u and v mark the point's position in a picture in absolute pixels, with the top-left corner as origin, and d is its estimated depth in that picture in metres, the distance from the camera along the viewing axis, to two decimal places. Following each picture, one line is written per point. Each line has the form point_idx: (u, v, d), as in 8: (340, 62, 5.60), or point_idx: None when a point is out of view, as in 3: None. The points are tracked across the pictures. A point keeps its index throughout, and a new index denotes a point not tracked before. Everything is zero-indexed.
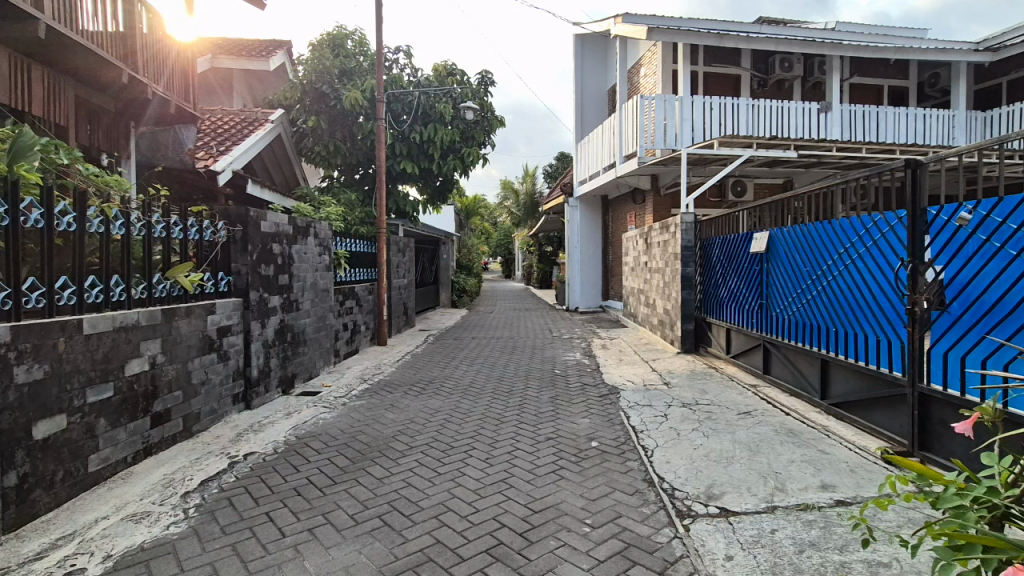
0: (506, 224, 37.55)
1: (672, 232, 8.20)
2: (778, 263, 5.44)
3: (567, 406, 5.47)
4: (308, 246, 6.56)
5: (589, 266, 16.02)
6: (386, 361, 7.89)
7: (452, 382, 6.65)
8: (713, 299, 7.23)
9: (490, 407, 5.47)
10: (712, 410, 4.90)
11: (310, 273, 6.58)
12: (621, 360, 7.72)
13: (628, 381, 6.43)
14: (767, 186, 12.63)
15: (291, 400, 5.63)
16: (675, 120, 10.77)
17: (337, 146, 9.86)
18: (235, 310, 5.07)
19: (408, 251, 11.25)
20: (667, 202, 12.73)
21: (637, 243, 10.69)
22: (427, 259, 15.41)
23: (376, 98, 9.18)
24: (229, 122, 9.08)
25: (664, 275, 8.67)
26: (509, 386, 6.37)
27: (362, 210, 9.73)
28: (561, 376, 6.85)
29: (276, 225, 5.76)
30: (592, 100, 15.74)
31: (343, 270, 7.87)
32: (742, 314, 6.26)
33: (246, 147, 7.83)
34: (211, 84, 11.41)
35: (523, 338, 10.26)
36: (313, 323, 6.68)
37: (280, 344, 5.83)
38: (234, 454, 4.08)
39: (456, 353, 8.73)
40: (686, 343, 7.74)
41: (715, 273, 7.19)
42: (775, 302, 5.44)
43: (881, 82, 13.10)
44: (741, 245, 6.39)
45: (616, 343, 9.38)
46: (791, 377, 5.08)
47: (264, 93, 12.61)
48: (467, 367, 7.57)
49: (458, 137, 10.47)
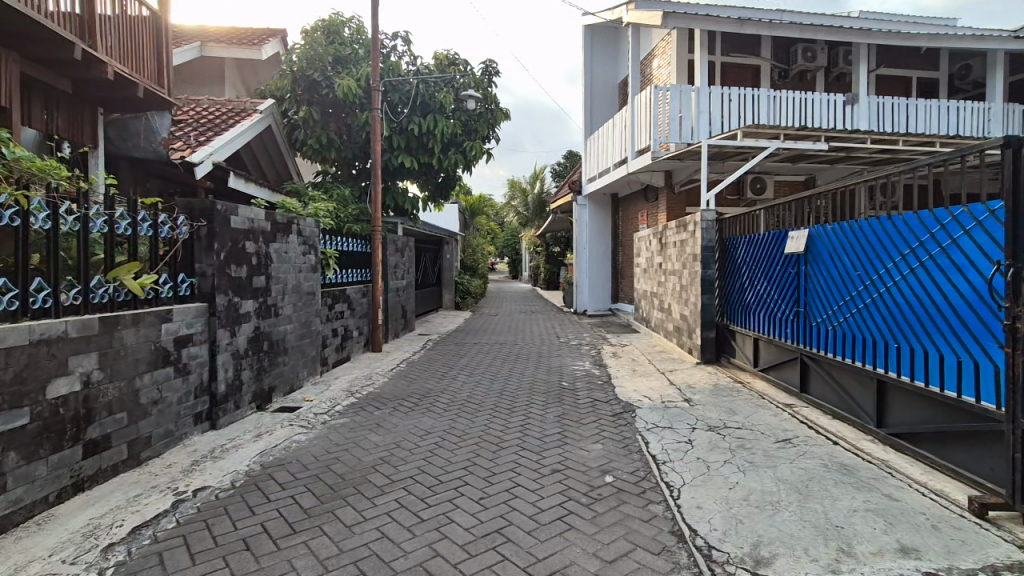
0: (514, 224, 36.94)
1: (690, 231, 7.52)
2: (818, 266, 4.77)
3: (575, 426, 4.81)
4: (290, 245, 5.94)
5: (598, 268, 15.34)
6: (378, 370, 7.26)
7: (448, 396, 6.01)
8: (737, 305, 6.56)
9: (489, 427, 4.82)
10: (745, 437, 4.23)
11: (292, 274, 5.96)
12: (634, 371, 7.05)
13: (643, 397, 5.77)
14: (788, 183, 11.93)
15: (265, 418, 5.01)
16: (690, 113, 10.17)
17: (331, 139, 9.24)
18: (197, 318, 4.45)
19: (407, 251, 10.62)
20: (681, 200, 12.05)
21: (651, 243, 10.02)
22: (429, 259, 14.75)
23: (371, 87, 8.55)
24: (215, 113, 8.51)
25: (681, 278, 7.99)
26: (511, 402, 5.72)
27: (357, 207, 9.11)
28: (569, 390, 6.19)
29: (250, 221, 5.14)
30: (602, 94, 15.05)
31: (333, 271, 7.25)
32: (773, 323, 5.59)
33: (226, 138, 7.25)
34: (201, 75, 10.82)
35: (529, 344, 9.61)
36: (295, 330, 6.05)
37: (254, 355, 5.21)
38: (182, 490, 3.46)
39: (455, 361, 8.09)
40: (706, 353, 7.06)
41: (740, 276, 6.51)
42: (814, 311, 4.77)
43: (910, 73, 12.34)
44: (770, 246, 5.73)
45: (629, 350, 8.71)
46: (836, 398, 4.42)
47: (257, 84, 12.02)
48: (466, 377, 6.93)
49: (460, 130, 9.82)
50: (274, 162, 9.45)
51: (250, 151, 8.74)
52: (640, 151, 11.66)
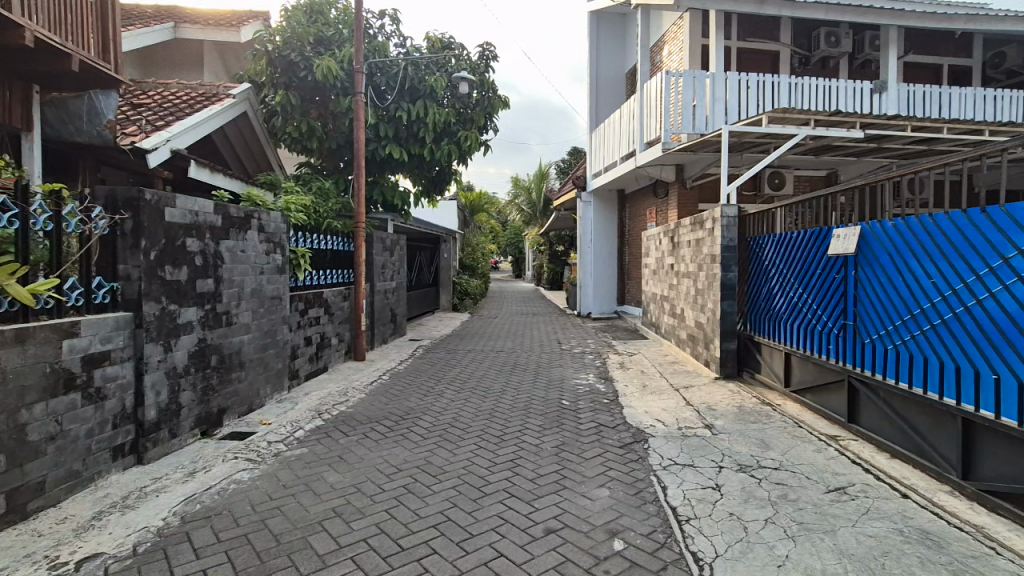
0: (517, 222, 36.13)
1: (708, 229, 6.70)
2: (868, 271, 3.98)
3: (576, 462, 4.00)
4: (249, 243, 5.15)
5: (603, 268, 14.57)
6: (356, 384, 6.47)
7: (431, 418, 5.21)
8: (764, 313, 5.77)
9: (472, 463, 4.02)
10: (788, 483, 3.41)
11: (249, 277, 5.16)
12: (645, 387, 6.24)
13: (657, 422, 4.95)
14: (809, 179, 11.09)
15: (208, 449, 4.21)
16: (705, 102, 9.37)
17: (312, 127, 8.44)
18: (118, 331, 3.66)
19: (396, 250, 9.83)
20: (695, 195, 11.18)
21: (662, 243, 9.19)
22: (424, 258, 13.96)
23: (354, 68, 7.75)
24: (182, 97, 7.74)
25: (696, 281, 7.16)
26: (503, 426, 4.93)
27: (339, 201, 8.32)
28: (571, 411, 5.38)
29: (194, 215, 4.36)
30: (608, 84, 14.24)
31: (305, 272, 6.46)
32: (807, 336, 4.81)
33: (185, 123, 6.46)
34: (177, 59, 10.04)
35: (528, 352, 8.79)
36: (254, 341, 5.26)
37: (198, 372, 4.41)
38: (63, 561, 2.65)
39: (444, 372, 7.29)
40: (727, 367, 6.23)
41: (768, 281, 5.69)
42: (865, 324, 3.98)
43: (940, 59, 11.44)
44: (804, 248, 4.94)
45: (637, 360, 7.89)
46: (899, 436, 3.62)
47: (240, 69, 11.24)
48: (454, 393, 6.13)
49: (454, 117, 9.02)
50: (251, 151, 8.72)
51: (222, 138, 8.01)
52: (649, 144, 10.85)
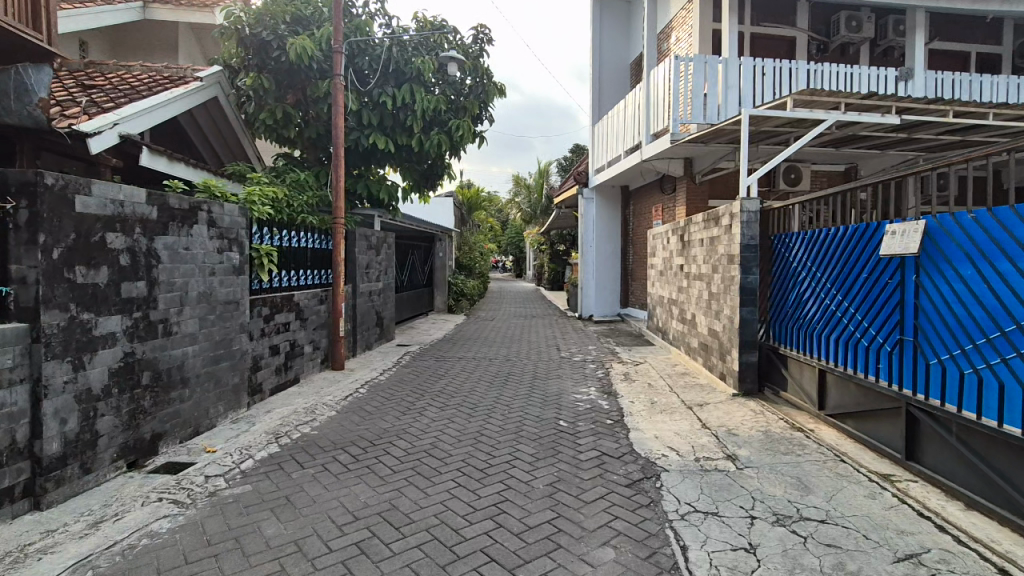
0: (518, 220, 35.47)
1: (724, 226, 5.97)
2: (934, 276, 3.23)
3: (574, 508, 3.26)
4: (194, 239, 4.43)
5: (606, 268, 13.85)
6: (329, 399, 5.76)
7: (406, 443, 4.49)
8: (791, 322, 5.05)
9: (446, 508, 3.28)
10: (844, 547, 2.68)
11: (195, 279, 4.43)
12: (653, 404, 5.52)
13: (668, 452, 4.22)
14: (827, 175, 10.43)
15: (131, 486, 3.50)
16: (718, 89, 8.71)
17: (288, 114, 7.73)
18: (6, 347, 2.94)
19: (383, 248, 9.12)
20: (704, 190, 10.47)
21: (670, 241, 8.47)
22: (417, 258, 13.26)
23: (333, 48, 7.02)
24: (144, 79, 7.00)
25: (711, 284, 6.42)
26: (489, 455, 4.20)
27: (318, 194, 7.62)
28: (569, 434, 4.66)
29: (117, 205, 3.65)
30: (611, 75, 13.50)
31: (271, 273, 5.76)
32: (848, 350, 4.10)
33: (137, 105, 5.75)
34: (148, 41, 9.37)
35: (524, 360, 8.07)
36: (203, 353, 4.54)
37: (124, 393, 3.70)
38: None
39: (430, 384, 6.57)
40: (746, 382, 5.50)
41: (798, 284, 4.97)
42: (931, 340, 3.26)
43: (967, 47, 10.69)
44: (845, 248, 4.22)
45: (643, 370, 7.17)
46: (983, 483, 2.89)
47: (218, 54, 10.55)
48: (437, 411, 5.40)
49: (444, 105, 8.30)
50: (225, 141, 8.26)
51: (190, 122, 7.54)
52: (656, 136, 10.15)
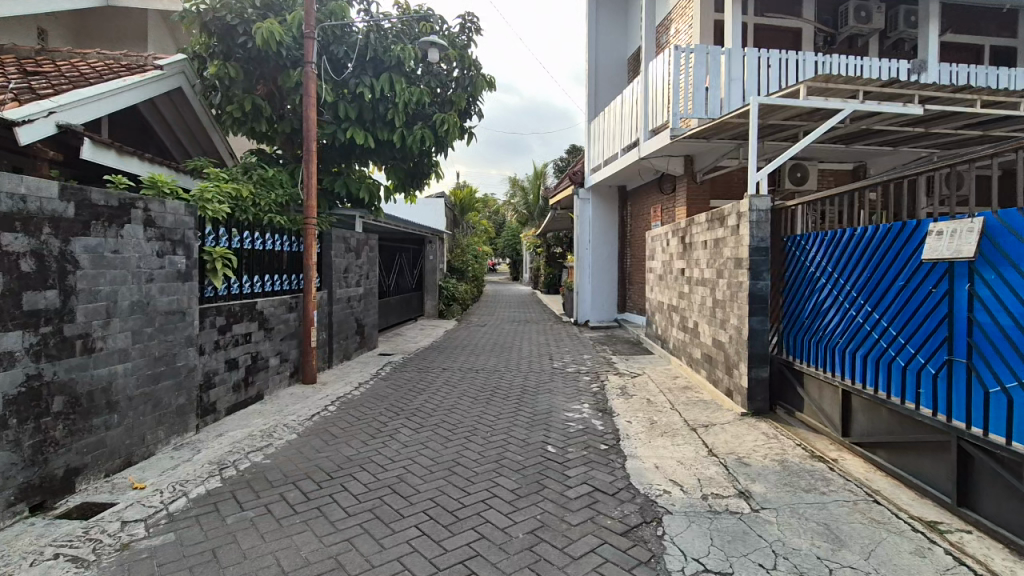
0: (513, 223, 34.94)
1: (731, 226, 5.41)
2: (993, 284, 2.67)
3: (557, 567, 2.68)
4: (126, 241, 3.86)
5: (603, 272, 13.31)
6: (292, 419, 5.18)
7: (370, 474, 3.91)
8: (808, 334, 4.49)
9: (403, 568, 2.69)
10: None
11: (126, 286, 3.85)
12: (653, 425, 4.95)
13: (670, 488, 3.64)
14: (833, 173, 10.10)
15: (28, 536, 2.92)
16: (720, 82, 8.22)
17: (258, 106, 7.17)
18: None
19: (364, 251, 8.54)
20: (706, 190, 9.91)
21: (670, 243, 7.90)
22: (404, 261, 12.68)
23: (304, 34, 6.45)
24: (97, 67, 6.43)
25: (715, 290, 5.86)
26: (463, 491, 3.62)
27: (291, 191, 7.05)
28: (557, 463, 4.09)
29: (17, 199, 3.07)
30: (608, 71, 12.97)
31: (228, 279, 5.21)
32: (880, 370, 3.54)
33: (79, 93, 5.19)
34: (111, 31, 8.79)
35: (513, 372, 7.50)
36: (137, 371, 3.95)
37: (25, 422, 3.11)
38: None
39: (408, 400, 5.99)
40: (756, 400, 4.95)
41: (817, 290, 4.43)
42: (989, 362, 2.69)
43: (981, 39, 10.17)
44: (875, 252, 3.67)
45: (641, 384, 6.61)
46: None
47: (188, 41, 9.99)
48: (411, 433, 4.82)
49: (427, 98, 7.74)
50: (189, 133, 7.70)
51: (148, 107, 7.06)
52: (654, 132, 9.62)
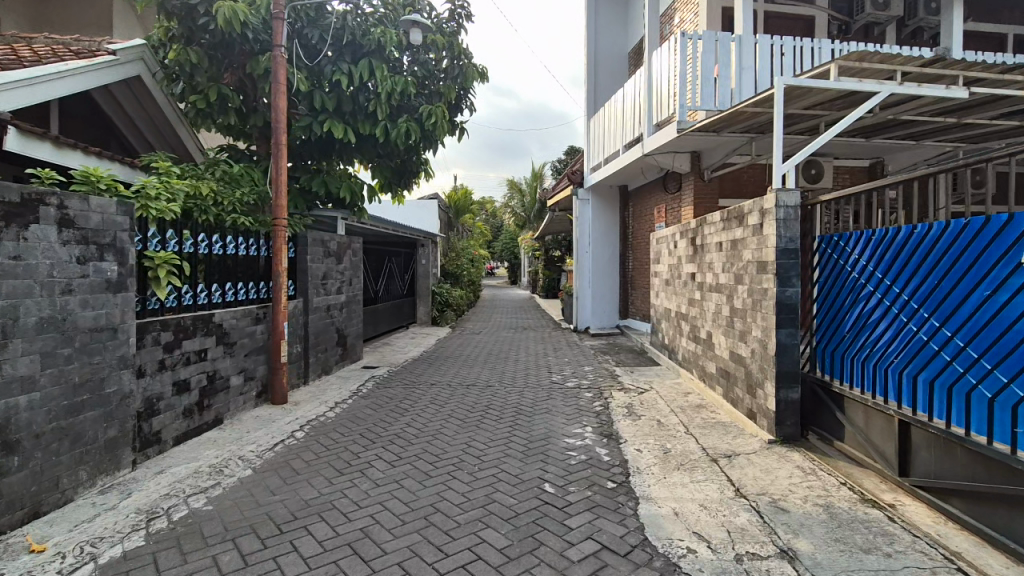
0: (511, 226, 34.35)
1: (752, 226, 4.75)
2: None
3: None
4: (30, 244, 3.19)
5: (604, 276, 12.64)
6: (250, 449, 4.50)
7: (330, 524, 3.22)
8: (852, 351, 3.81)
9: None
10: None
11: (32, 299, 3.18)
12: (667, 454, 4.28)
13: (695, 544, 2.95)
14: (849, 171, 9.35)
15: None
16: (730, 72, 7.61)
17: (224, 96, 6.51)
18: None
19: (345, 255, 7.87)
20: (715, 188, 9.25)
21: (678, 245, 7.24)
22: (393, 265, 12.01)
23: (272, 14, 5.80)
24: (40, 50, 5.75)
25: (734, 298, 5.19)
26: (439, 551, 2.92)
27: (258, 189, 6.37)
28: (555, 509, 3.40)
29: None
30: (608, 65, 12.35)
31: (174, 289, 4.53)
32: (955, 401, 2.88)
33: (7, 76, 4.50)
34: (86, 15, 8.15)
35: (507, 387, 6.82)
36: (48, 401, 3.26)
37: None
38: None
39: (386, 424, 5.31)
40: (785, 426, 4.28)
41: (860, 298, 3.76)
42: None
43: (1006, 27, 9.53)
44: (943, 257, 3.01)
45: (649, 401, 5.94)
46: None
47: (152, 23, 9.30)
48: (385, 468, 4.12)
49: (413, 89, 7.08)
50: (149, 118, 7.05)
51: (100, 92, 6.37)
52: (658, 127, 8.99)
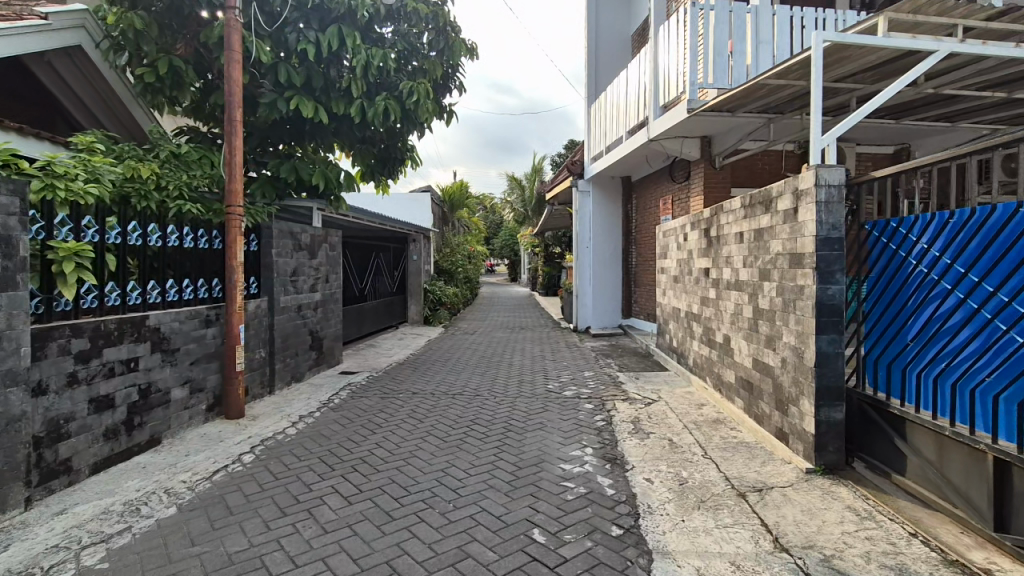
0: (511, 222, 33.56)
1: (783, 212, 3.99)
2: None
3: None
4: None
5: (605, 272, 11.88)
6: (181, 479, 3.75)
7: None
8: (919, 364, 3.06)
9: None
10: None
11: None
12: (684, 487, 3.53)
13: None
14: (872, 157, 8.61)
15: None
16: (745, 46, 6.85)
17: (177, 68, 5.74)
18: None
19: (321, 249, 7.13)
20: (727, 176, 8.48)
21: (688, 238, 6.49)
22: (381, 261, 11.28)
23: None
24: None
25: (759, 297, 4.43)
26: None
27: (216, 172, 5.63)
28: (545, 568, 2.65)
29: None
30: (609, 48, 11.59)
31: (91, 287, 3.78)
32: None
33: None
34: None
35: (497, 397, 6.08)
36: None
37: None
38: None
39: (354, 444, 4.56)
40: (827, 452, 3.52)
41: (930, 299, 3.00)
42: None
43: None
44: None
45: (658, 415, 5.19)
46: None
47: None
48: (339, 506, 3.36)
49: (392, 62, 6.31)
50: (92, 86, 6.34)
51: (34, 58, 5.63)
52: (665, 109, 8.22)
